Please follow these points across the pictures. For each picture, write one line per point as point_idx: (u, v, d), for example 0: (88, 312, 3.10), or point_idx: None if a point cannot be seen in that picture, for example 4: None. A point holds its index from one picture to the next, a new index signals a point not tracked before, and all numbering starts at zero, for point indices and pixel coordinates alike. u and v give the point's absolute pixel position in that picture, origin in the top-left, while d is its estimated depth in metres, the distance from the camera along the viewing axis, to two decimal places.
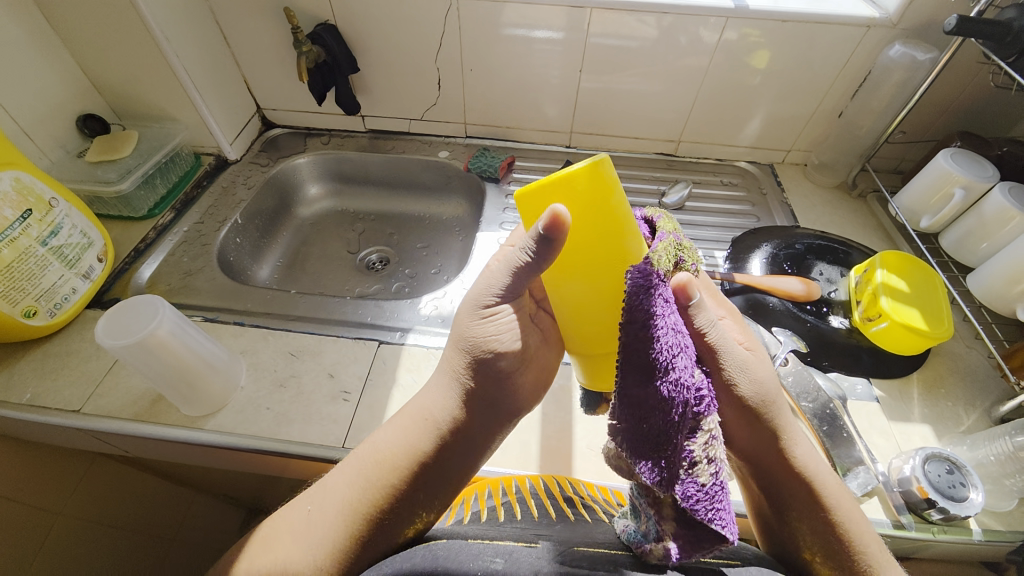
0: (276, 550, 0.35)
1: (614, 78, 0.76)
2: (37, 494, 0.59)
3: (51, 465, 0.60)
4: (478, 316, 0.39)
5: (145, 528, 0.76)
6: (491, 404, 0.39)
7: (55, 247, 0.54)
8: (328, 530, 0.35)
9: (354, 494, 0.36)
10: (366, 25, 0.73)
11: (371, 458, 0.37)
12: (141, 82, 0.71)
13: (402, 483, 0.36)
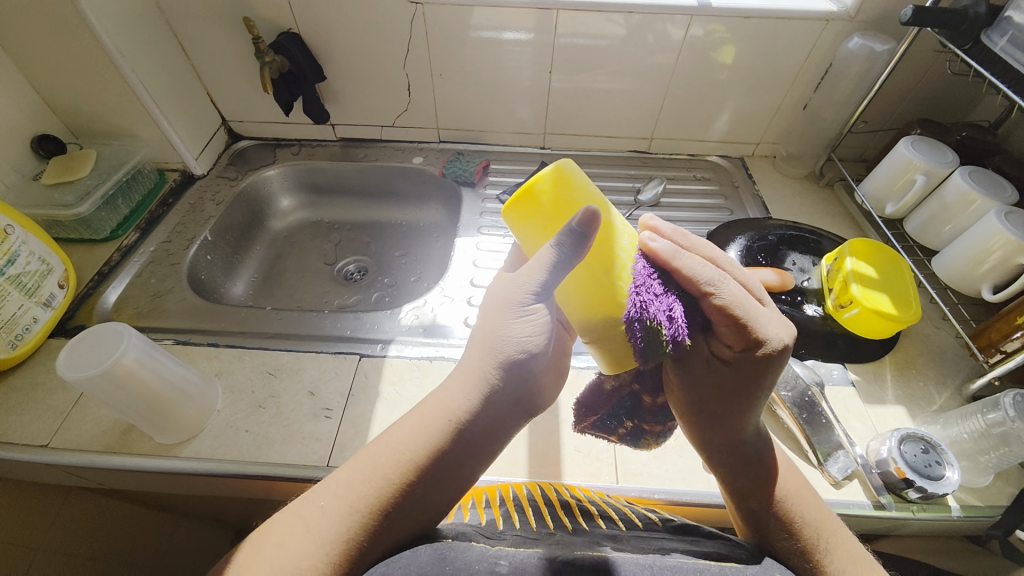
0: (279, 553, 0.31)
1: (584, 77, 0.76)
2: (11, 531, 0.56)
3: (25, 500, 0.57)
4: (512, 316, 0.37)
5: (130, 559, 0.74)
6: (508, 392, 0.37)
7: (13, 276, 0.52)
8: (341, 525, 0.32)
9: (371, 488, 0.34)
10: (330, 32, 0.71)
11: (392, 455, 0.35)
12: (97, 99, 0.68)
13: (418, 473, 0.34)
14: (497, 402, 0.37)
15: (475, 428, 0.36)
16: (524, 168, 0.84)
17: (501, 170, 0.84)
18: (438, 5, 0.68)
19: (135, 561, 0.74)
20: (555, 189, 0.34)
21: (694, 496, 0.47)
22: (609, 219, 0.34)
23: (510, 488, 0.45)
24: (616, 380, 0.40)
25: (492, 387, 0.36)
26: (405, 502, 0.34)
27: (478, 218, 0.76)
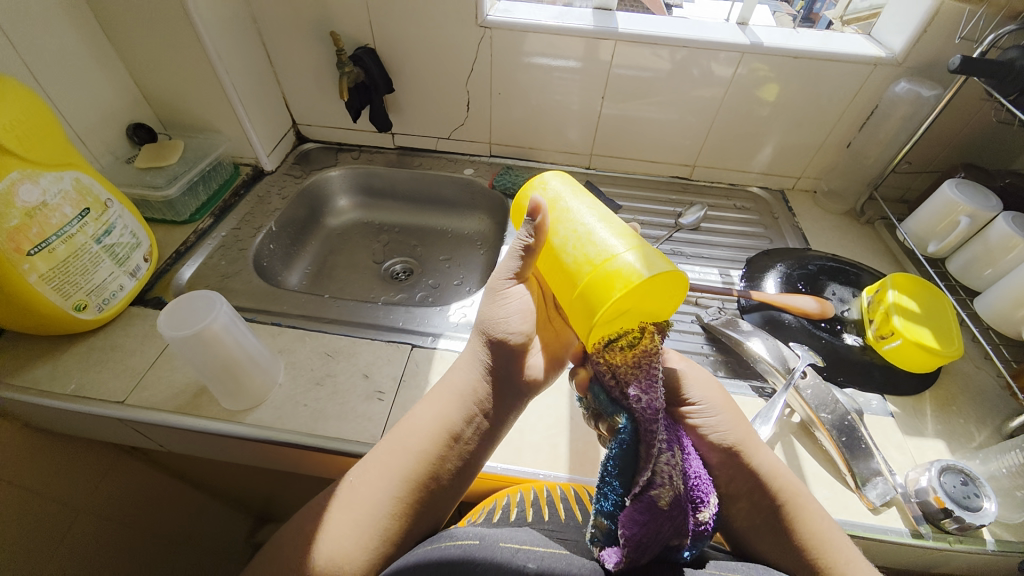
0: (329, 522, 0.40)
1: (633, 105, 0.80)
2: (32, 478, 0.60)
3: (49, 453, 0.61)
4: (493, 303, 0.48)
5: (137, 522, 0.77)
6: (502, 381, 0.45)
7: (108, 245, 0.57)
8: (373, 494, 0.40)
9: (394, 466, 0.41)
10: (403, 49, 0.78)
11: (408, 440, 0.42)
12: (191, 96, 0.75)
13: (435, 450, 0.42)
14: (493, 388, 0.45)
15: (476, 413, 0.44)
16: None
17: None
18: (505, 30, 0.73)
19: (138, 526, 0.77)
20: (540, 185, 0.47)
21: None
22: (572, 203, 0.43)
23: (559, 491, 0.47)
24: (674, 495, 0.36)
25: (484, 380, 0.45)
26: (422, 475, 0.41)
27: None
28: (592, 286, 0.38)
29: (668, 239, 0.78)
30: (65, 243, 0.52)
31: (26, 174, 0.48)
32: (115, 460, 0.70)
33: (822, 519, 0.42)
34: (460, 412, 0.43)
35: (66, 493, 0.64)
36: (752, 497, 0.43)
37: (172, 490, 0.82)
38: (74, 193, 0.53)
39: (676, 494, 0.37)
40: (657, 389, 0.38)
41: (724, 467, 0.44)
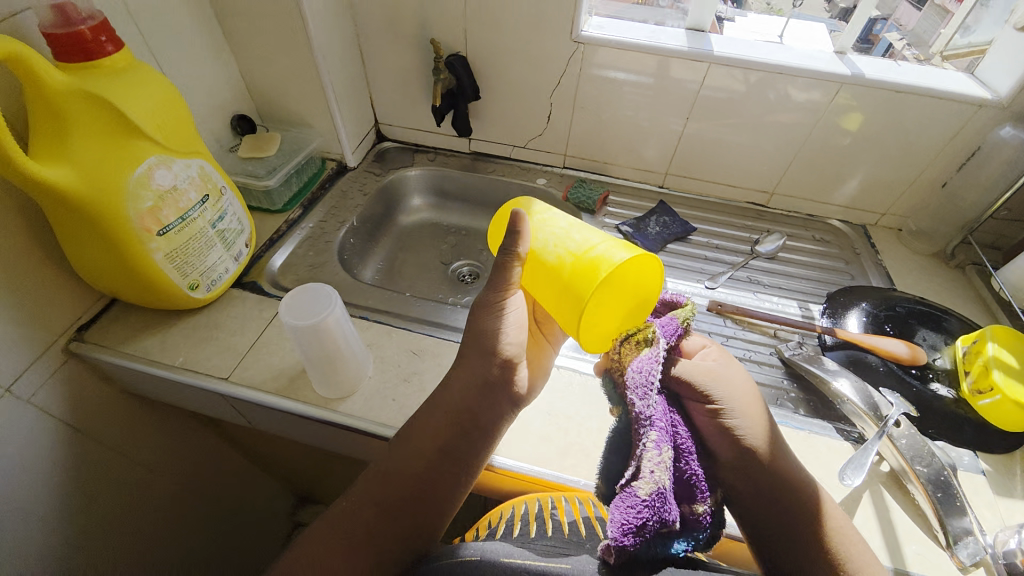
0: (334, 526, 0.41)
1: (718, 129, 0.80)
2: (99, 425, 0.65)
3: (115, 407, 0.67)
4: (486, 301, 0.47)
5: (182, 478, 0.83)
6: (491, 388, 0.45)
7: (220, 230, 0.61)
8: (373, 497, 0.42)
9: (397, 466, 0.43)
10: (493, 59, 0.79)
11: (431, 424, 0.44)
12: (290, 93, 0.79)
13: (434, 452, 0.43)
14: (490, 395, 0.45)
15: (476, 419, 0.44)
16: (642, 203, 0.88)
17: (620, 202, 0.88)
18: (598, 47, 0.74)
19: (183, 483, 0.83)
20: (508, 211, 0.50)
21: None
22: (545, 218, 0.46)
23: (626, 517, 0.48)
24: (653, 488, 0.39)
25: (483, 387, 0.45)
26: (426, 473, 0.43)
27: None
28: (579, 279, 0.40)
29: (744, 265, 0.77)
30: (187, 226, 0.56)
31: (161, 159, 0.51)
32: (162, 417, 0.75)
33: (842, 530, 0.42)
34: (451, 416, 0.44)
35: (124, 444, 0.69)
36: (773, 501, 0.43)
37: (211, 447, 0.87)
38: (199, 180, 0.57)
39: (661, 487, 0.40)
40: (651, 396, 0.43)
41: (740, 463, 0.44)
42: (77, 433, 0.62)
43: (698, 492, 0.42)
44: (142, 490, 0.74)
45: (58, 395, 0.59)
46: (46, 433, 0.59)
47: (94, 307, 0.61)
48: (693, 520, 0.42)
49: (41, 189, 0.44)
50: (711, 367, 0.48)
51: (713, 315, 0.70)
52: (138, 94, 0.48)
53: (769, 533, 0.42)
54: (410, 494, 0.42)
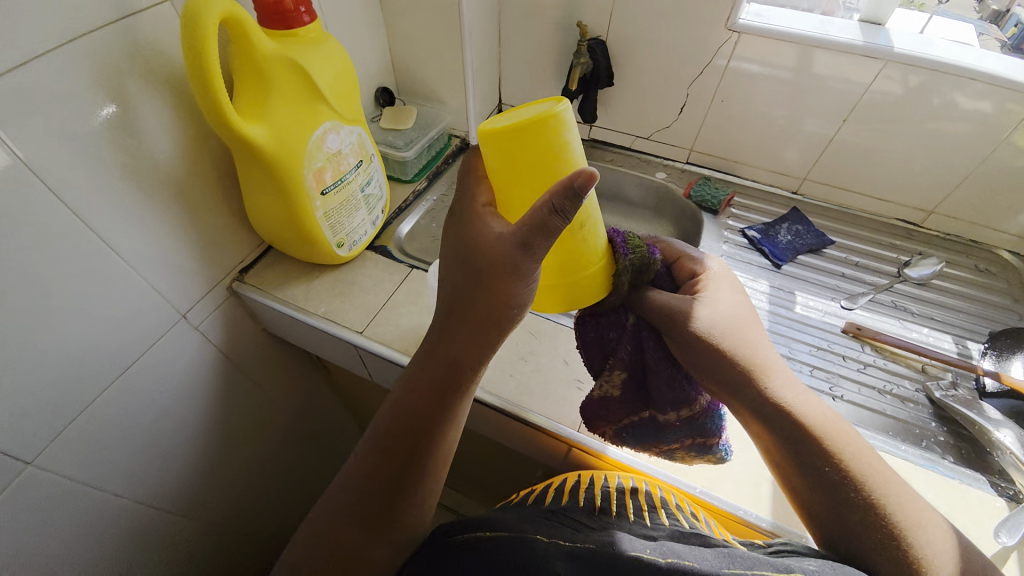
0: (364, 460, 0.44)
1: (879, 134, 0.74)
2: (242, 356, 0.74)
3: (254, 342, 0.75)
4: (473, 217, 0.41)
5: (291, 411, 0.92)
6: (471, 291, 0.41)
7: (367, 195, 0.66)
8: (390, 424, 0.44)
9: (406, 390, 0.44)
10: (635, 45, 0.78)
11: (435, 362, 0.43)
12: (431, 69, 0.82)
13: (434, 372, 0.43)
14: (474, 297, 0.41)
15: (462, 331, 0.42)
16: (771, 208, 0.82)
17: (746, 205, 0.83)
18: (755, 36, 0.70)
19: (288, 416, 0.92)
20: (533, 127, 0.37)
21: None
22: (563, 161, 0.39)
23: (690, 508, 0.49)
24: (613, 389, 0.49)
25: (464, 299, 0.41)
26: (431, 389, 0.43)
27: (720, 246, 0.77)
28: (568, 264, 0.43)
29: (889, 289, 0.70)
30: (342, 188, 0.60)
31: (335, 124, 0.56)
32: (286, 355, 0.84)
33: (872, 478, 0.41)
34: (445, 329, 0.43)
35: (257, 374, 0.79)
36: (798, 453, 0.43)
37: (314, 387, 0.97)
38: (357, 146, 0.61)
39: (613, 388, 0.49)
40: (618, 323, 0.49)
41: (762, 414, 0.44)
42: (226, 359, 0.71)
43: (664, 407, 0.48)
44: (259, 415, 0.84)
45: (219, 324, 0.68)
46: (207, 356, 0.67)
47: (253, 253, 0.68)
48: (661, 425, 0.49)
49: (242, 145, 0.49)
50: (716, 298, 0.48)
51: (849, 338, 0.64)
52: (326, 64, 0.52)
53: (798, 480, 0.43)
54: (425, 426, 0.43)
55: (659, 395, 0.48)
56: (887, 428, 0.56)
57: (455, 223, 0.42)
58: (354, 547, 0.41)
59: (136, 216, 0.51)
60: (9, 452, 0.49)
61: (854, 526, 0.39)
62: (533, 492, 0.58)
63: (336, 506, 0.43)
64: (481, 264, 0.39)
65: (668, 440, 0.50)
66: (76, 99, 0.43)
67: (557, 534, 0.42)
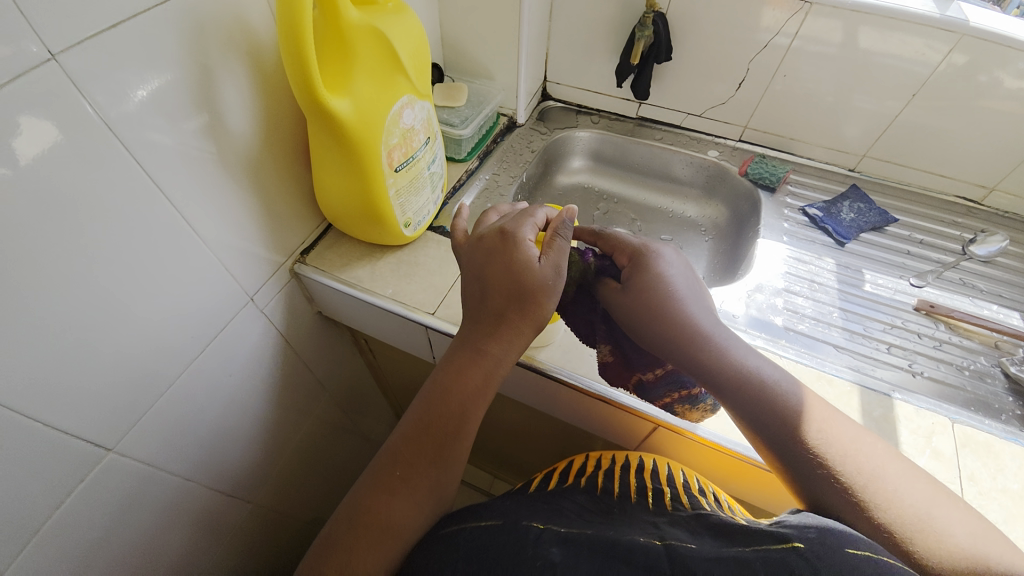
0: (401, 434, 0.46)
1: (947, 109, 0.72)
2: (300, 340, 0.73)
3: (311, 325, 0.74)
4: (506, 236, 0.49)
5: (339, 395, 0.92)
6: (517, 289, 0.46)
7: (432, 173, 0.64)
8: (426, 404, 0.46)
9: (443, 374, 0.47)
10: (697, 18, 0.76)
11: (480, 352, 0.47)
12: (482, 44, 0.79)
13: (474, 357, 0.47)
14: (519, 294, 0.46)
15: (501, 323, 0.47)
16: (829, 186, 0.82)
17: (802, 183, 0.82)
18: (827, 8, 0.68)
19: (338, 399, 0.92)
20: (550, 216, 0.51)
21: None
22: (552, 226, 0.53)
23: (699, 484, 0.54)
24: (602, 358, 0.57)
25: (505, 295, 0.46)
26: (466, 368, 0.46)
27: (781, 223, 0.76)
28: None
29: (956, 266, 0.70)
30: (412, 166, 0.59)
31: (410, 99, 0.55)
32: (338, 338, 0.83)
33: (861, 456, 0.43)
34: (485, 319, 0.47)
35: (311, 357, 0.78)
36: (780, 439, 0.44)
37: (360, 370, 0.96)
38: (425, 122, 0.59)
39: (606, 358, 0.57)
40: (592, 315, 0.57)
41: (739, 401, 0.46)
42: (287, 343, 0.70)
43: (643, 368, 0.55)
44: (314, 399, 0.83)
45: (281, 307, 0.67)
46: (269, 340, 0.66)
47: (313, 234, 0.66)
48: (645, 386, 0.55)
49: (326, 119, 0.48)
50: (667, 292, 0.51)
51: (921, 315, 0.64)
52: (403, 33, 0.51)
53: (790, 461, 0.44)
54: (466, 405, 0.46)
55: (636, 358, 0.55)
56: (967, 402, 0.55)
57: (484, 242, 0.50)
58: (388, 515, 0.42)
59: (212, 194, 0.50)
60: (94, 439, 0.47)
61: (823, 486, 0.42)
62: (569, 464, 0.63)
63: (373, 474, 0.45)
64: (522, 284, 0.46)
65: (656, 397, 0.55)
66: (165, 66, 0.41)
67: (553, 522, 0.46)
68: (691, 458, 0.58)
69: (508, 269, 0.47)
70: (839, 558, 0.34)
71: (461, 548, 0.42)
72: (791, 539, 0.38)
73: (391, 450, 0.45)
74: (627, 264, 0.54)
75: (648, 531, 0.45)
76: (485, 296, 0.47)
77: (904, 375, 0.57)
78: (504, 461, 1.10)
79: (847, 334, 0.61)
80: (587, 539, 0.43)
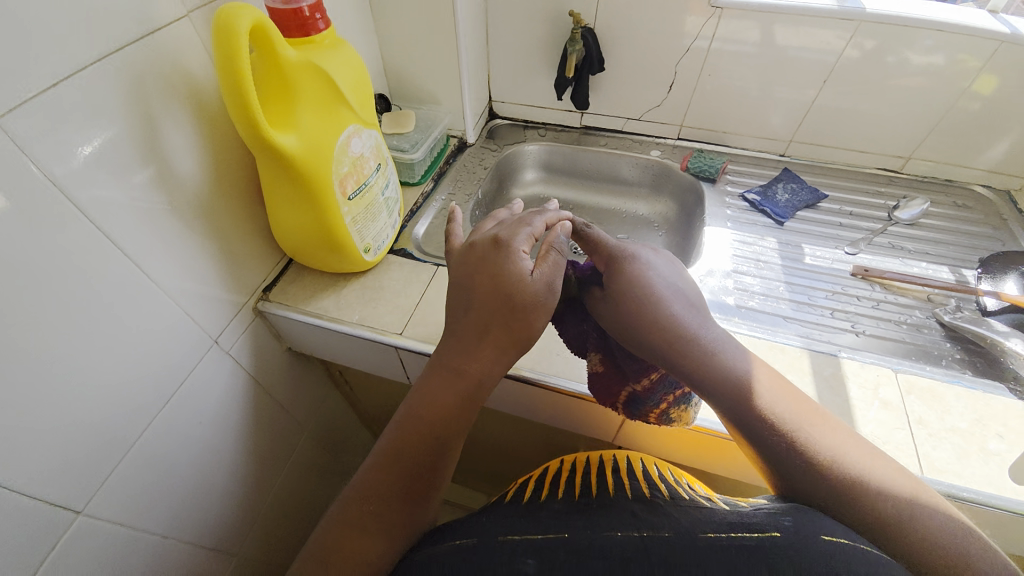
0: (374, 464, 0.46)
1: (856, 91, 0.78)
2: (269, 380, 0.73)
3: (279, 362, 0.74)
4: (495, 249, 0.51)
5: (317, 432, 0.91)
6: (504, 301, 0.48)
7: (386, 198, 0.66)
8: (401, 429, 0.46)
9: (419, 395, 0.48)
10: (622, 30, 0.81)
11: (457, 369, 0.47)
12: (425, 71, 0.83)
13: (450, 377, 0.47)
14: (506, 307, 0.48)
15: (478, 340, 0.48)
16: (762, 172, 0.88)
17: (739, 171, 0.88)
18: (737, 10, 0.74)
19: (315, 436, 0.91)
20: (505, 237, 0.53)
21: (946, 486, 0.48)
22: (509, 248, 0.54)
23: (672, 475, 0.57)
24: (595, 368, 0.55)
25: (489, 309, 0.48)
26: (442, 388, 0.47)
27: (724, 210, 0.81)
28: None
29: (884, 232, 0.76)
30: (366, 193, 0.61)
31: (356, 128, 0.57)
32: (309, 374, 0.83)
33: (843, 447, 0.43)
34: (466, 332, 0.48)
35: (283, 397, 0.77)
36: (759, 427, 0.45)
37: (337, 405, 0.95)
38: (374, 150, 0.62)
39: (599, 367, 0.55)
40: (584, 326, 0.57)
41: (717, 390, 0.46)
42: (256, 384, 0.69)
43: (635, 375, 0.53)
44: (290, 440, 0.82)
45: (248, 347, 0.66)
46: (237, 382, 0.66)
47: (273, 271, 0.67)
48: (638, 395, 0.54)
49: (273, 156, 0.49)
50: (644, 290, 0.51)
51: (858, 280, 0.69)
52: (343, 69, 0.54)
53: (777, 454, 0.44)
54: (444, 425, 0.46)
55: (628, 364, 0.53)
56: (908, 353, 0.60)
57: (474, 249, 0.51)
58: (359, 550, 0.42)
59: (166, 239, 0.50)
60: (61, 502, 0.46)
61: (795, 476, 0.43)
62: (545, 471, 0.64)
63: (343, 510, 0.44)
64: (508, 295, 0.48)
65: (650, 405, 0.54)
66: (109, 119, 0.42)
67: (528, 529, 0.47)
68: (663, 441, 0.61)
69: (498, 282, 0.48)
70: (813, 552, 0.35)
71: (431, 573, 0.41)
72: (764, 525, 0.39)
73: (364, 485, 0.45)
74: (609, 268, 0.54)
75: (623, 522, 0.45)
76: (472, 305, 0.49)
77: (852, 337, 0.61)
78: (493, 478, 1.09)
79: (794, 305, 0.65)
80: (561, 542, 0.43)
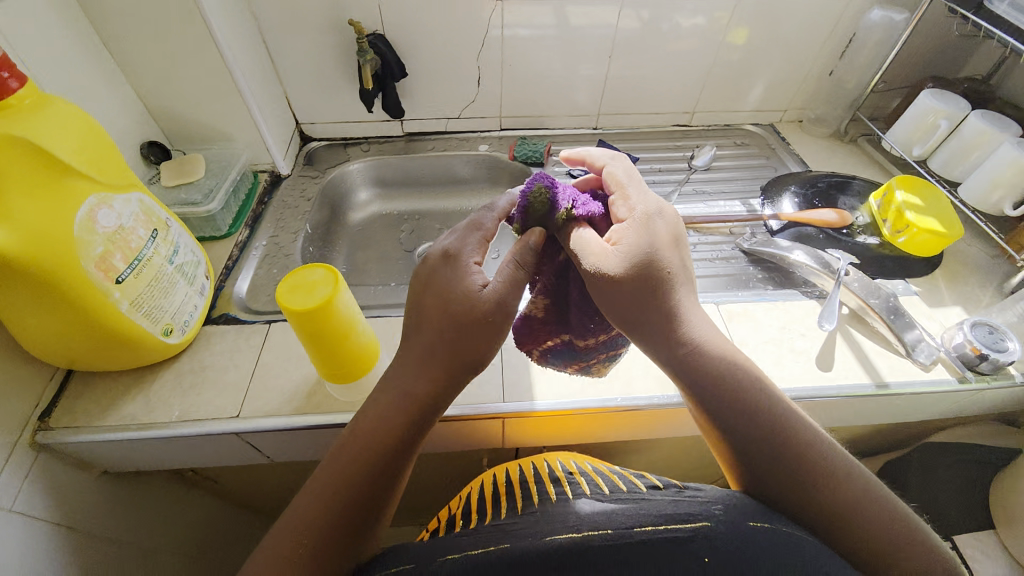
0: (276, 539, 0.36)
1: (638, 61, 0.86)
2: (87, 519, 0.58)
3: (96, 493, 0.60)
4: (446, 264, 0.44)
5: (185, 547, 0.76)
6: (454, 331, 0.41)
7: (179, 265, 0.56)
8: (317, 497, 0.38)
9: (347, 455, 0.39)
10: (414, 32, 0.79)
11: (391, 426, 0.40)
12: (202, 107, 0.72)
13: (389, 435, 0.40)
14: (451, 343, 0.41)
15: (414, 392, 0.41)
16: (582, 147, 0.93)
17: (563, 151, 0.92)
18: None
19: (184, 553, 0.76)
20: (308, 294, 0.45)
21: None
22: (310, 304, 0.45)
23: (575, 462, 0.57)
24: (538, 314, 0.53)
25: (432, 348, 0.41)
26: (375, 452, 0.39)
27: None
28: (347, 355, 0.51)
29: (688, 181, 0.85)
30: (145, 268, 0.50)
31: (102, 197, 0.47)
32: (150, 488, 0.69)
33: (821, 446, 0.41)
34: (408, 372, 0.41)
35: (117, 529, 0.63)
36: (741, 420, 0.41)
37: (206, 505, 0.81)
38: (143, 215, 0.51)
39: (537, 314, 0.53)
40: (544, 270, 0.51)
41: (695, 374, 0.42)
42: (67, 532, 0.55)
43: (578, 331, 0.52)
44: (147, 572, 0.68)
45: (39, 493, 0.52)
46: (34, 541, 0.51)
47: (47, 390, 0.53)
48: (571, 346, 0.53)
49: None
50: (654, 259, 0.43)
51: None
52: (56, 131, 0.43)
53: (758, 451, 0.41)
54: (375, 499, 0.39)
55: (577, 321, 0.51)
56: (726, 284, 0.68)
57: (424, 268, 0.45)
58: None
59: None
60: None
61: (770, 471, 0.40)
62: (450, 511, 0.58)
63: None
64: (458, 321, 0.41)
65: (585, 357, 0.54)
66: None
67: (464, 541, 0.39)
68: (546, 431, 0.61)
69: (446, 308, 0.42)
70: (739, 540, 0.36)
71: None
72: (697, 516, 0.38)
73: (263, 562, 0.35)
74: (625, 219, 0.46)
75: (560, 518, 0.40)
76: (418, 332, 0.42)
77: None
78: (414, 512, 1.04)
79: None
80: (501, 553, 0.37)
